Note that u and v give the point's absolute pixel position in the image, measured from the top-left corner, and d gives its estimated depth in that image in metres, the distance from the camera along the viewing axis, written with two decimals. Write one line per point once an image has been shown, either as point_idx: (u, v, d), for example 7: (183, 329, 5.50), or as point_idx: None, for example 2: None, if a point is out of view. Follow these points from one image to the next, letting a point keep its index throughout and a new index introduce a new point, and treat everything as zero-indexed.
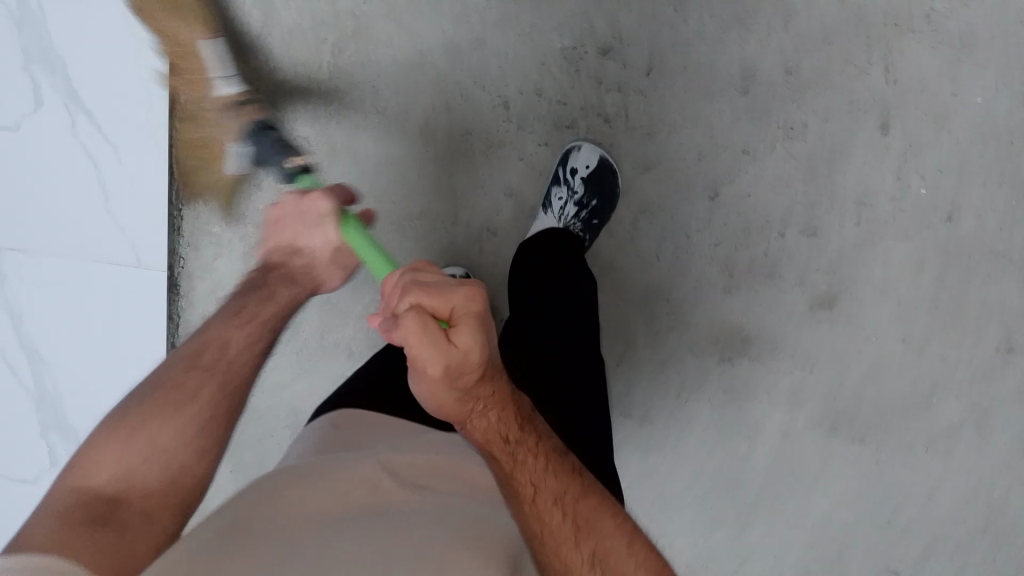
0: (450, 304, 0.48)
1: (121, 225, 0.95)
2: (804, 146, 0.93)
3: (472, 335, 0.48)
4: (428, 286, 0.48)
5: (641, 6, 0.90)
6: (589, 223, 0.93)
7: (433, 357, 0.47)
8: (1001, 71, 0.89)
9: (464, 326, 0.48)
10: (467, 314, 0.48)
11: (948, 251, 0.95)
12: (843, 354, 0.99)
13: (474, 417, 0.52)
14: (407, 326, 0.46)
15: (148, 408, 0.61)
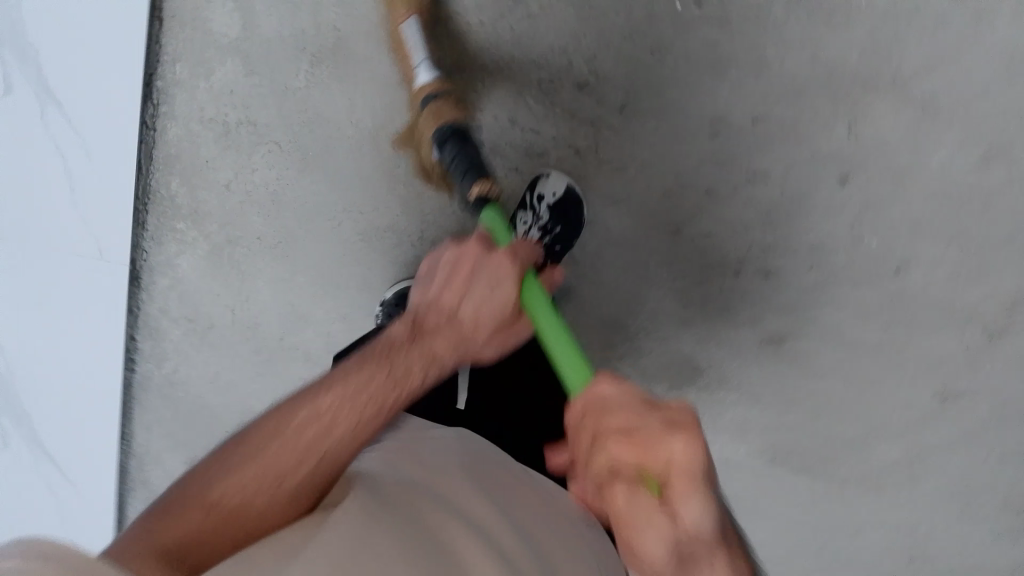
0: (664, 463, 0.47)
1: (84, 221, 0.93)
2: (766, 192, 0.96)
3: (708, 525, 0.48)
4: (631, 439, 0.48)
5: (622, 44, 0.90)
6: (552, 249, 0.94)
7: (649, 528, 0.48)
8: (961, 137, 0.92)
9: (689, 492, 0.47)
10: (687, 473, 0.47)
11: (893, 301, 0.98)
12: (788, 389, 1.03)
13: None
14: (620, 495, 0.48)
15: (322, 413, 0.59)
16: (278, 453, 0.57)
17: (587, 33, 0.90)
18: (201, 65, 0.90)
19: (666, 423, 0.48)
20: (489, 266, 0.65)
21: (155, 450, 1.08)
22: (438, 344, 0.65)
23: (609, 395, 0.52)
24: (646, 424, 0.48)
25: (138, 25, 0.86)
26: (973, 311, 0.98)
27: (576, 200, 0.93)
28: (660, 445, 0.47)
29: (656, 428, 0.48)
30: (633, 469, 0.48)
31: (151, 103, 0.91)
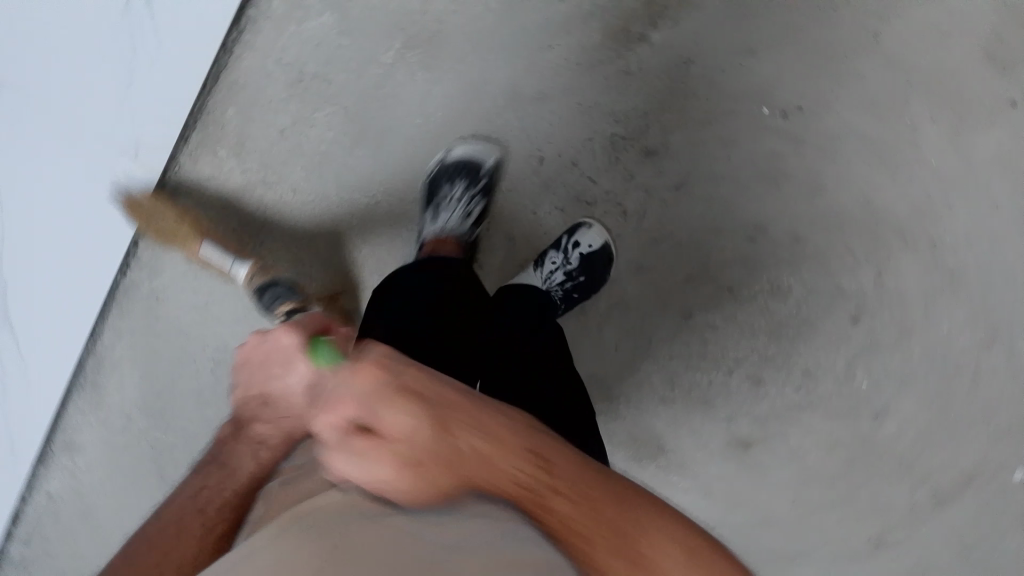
0: (343, 395, 0.50)
1: (132, 120, 0.89)
2: (782, 307, 0.98)
3: (398, 399, 0.49)
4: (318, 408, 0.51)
5: (698, 128, 0.94)
6: (569, 294, 0.96)
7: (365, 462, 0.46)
8: (972, 314, 0.96)
9: (383, 412, 0.48)
10: (359, 392, 0.50)
11: (861, 445, 1.01)
12: (737, 495, 1.05)
13: (481, 470, 0.48)
14: (337, 458, 0.47)
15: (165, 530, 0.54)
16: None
17: (669, 107, 0.93)
18: (297, 10, 0.92)
19: (340, 376, 0.53)
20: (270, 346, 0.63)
21: (116, 357, 1.05)
22: (262, 428, 0.61)
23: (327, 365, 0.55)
24: (325, 397, 0.52)
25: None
26: (929, 474, 1.01)
27: (607, 258, 0.95)
28: (340, 390, 0.51)
29: (334, 384, 0.52)
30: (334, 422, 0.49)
31: (237, 29, 0.93)
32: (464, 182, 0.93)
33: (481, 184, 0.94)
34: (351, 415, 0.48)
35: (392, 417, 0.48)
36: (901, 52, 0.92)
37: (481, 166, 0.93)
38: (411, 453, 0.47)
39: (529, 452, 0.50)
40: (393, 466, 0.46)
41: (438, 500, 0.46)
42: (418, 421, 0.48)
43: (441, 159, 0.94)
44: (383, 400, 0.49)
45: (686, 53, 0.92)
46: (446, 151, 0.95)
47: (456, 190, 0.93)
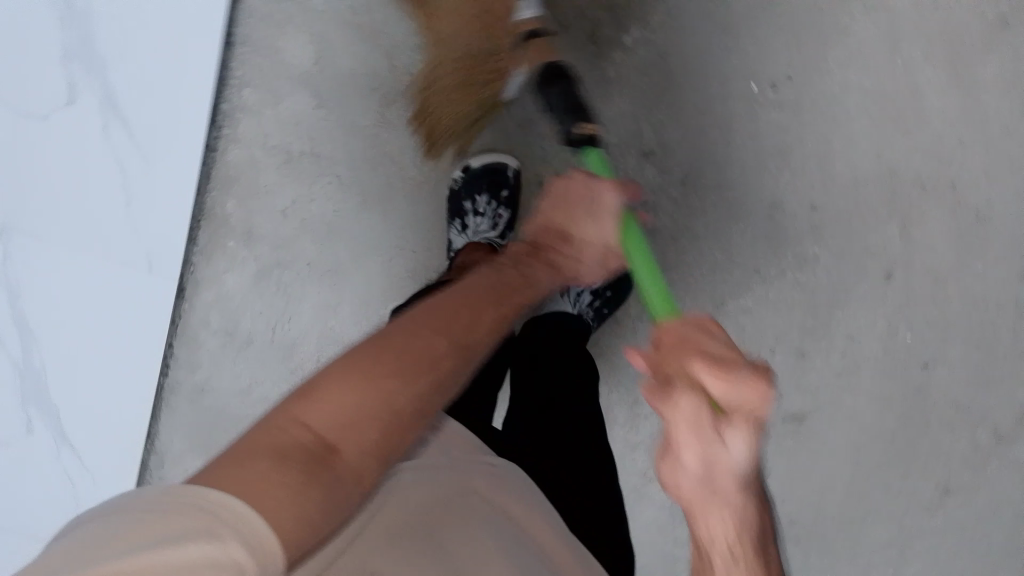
0: (726, 395, 0.47)
1: (141, 235, 0.92)
2: (812, 279, 0.96)
3: (757, 428, 0.47)
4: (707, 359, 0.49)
5: (693, 120, 0.92)
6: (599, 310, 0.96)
7: (685, 429, 0.48)
8: (1005, 249, 0.94)
9: (736, 424, 0.47)
10: (739, 411, 0.47)
11: (914, 395, 1.01)
12: (797, 464, 1.06)
13: (701, 509, 0.48)
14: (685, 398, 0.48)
15: (394, 352, 0.54)
16: (337, 409, 0.49)
17: (658, 107, 0.92)
18: (270, 95, 0.91)
19: (717, 360, 0.48)
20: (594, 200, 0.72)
21: (178, 454, 1.05)
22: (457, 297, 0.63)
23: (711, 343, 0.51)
24: (708, 372, 0.48)
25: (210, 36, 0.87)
26: (988, 413, 1.01)
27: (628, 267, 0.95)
28: (732, 385, 0.47)
29: (716, 355, 0.49)
30: (699, 384, 0.48)
31: (216, 126, 0.92)
32: (490, 192, 0.91)
33: (508, 191, 0.92)
34: (722, 397, 0.47)
35: (739, 438, 0.47)
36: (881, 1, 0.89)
37: (503, 172, 0.91)
38: (710, 466, 0.48)
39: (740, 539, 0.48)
40: (696, 446, 0.48)
41: (687, 481, 0.49)
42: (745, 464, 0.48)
43: (464, 174, 0.92)
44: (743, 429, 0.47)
45: (660, 49, 0.90)
46: (467, 165, 0.92)
47: (485, 201, 0.91)
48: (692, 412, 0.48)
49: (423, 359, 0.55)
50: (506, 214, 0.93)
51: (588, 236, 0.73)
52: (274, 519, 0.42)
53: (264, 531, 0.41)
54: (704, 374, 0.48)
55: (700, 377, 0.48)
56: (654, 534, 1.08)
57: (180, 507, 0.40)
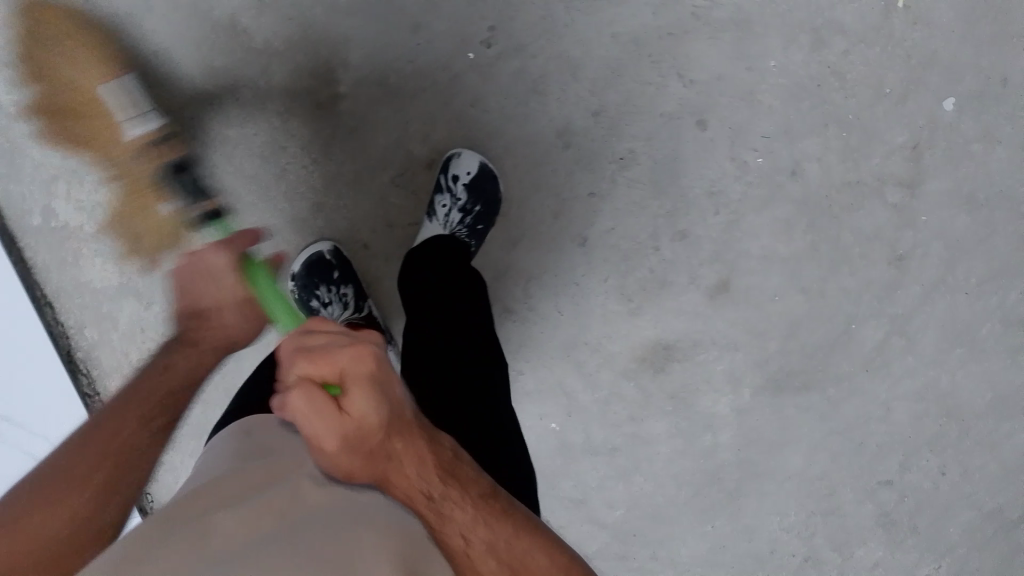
0: (336, 373, 0.51)
1: None
2: (642, 168, 0.97)
3: (371, 387, 0.52)
4: (312, 355, 0.51)
5: (445, 112, 0.93)
6: (475, 228, 0.95)
7: (321, 426, 0.50)
8: (784, 33, 0.94)
9: (353, 394, 0.51)
10: (355, 381, 0.52)
11: (806, 202, 1.00)
12: (754, 322, 1.06)
13: (390, 468, 0.55)
14: (296, 401, 0.50)
15: (89, 442, 0.65)
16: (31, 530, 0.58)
17: (410, 121, 0.93)
18: (105, 320, 0.98)
19: (309, 356, 0.51)
20: (207, 266, 0.74)
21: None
22: (196, 332, 0.75)
23: (320, 331, 0.54)
24: (297, 398, 0.50)
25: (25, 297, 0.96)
26: (881, 172, 1.00)
27: (489, 177, 0.94)
28: (332, 361, 0.51)
29: (317, 378, 0.51)
30: (313, 379, 0.51)
31: (84, 372, 0.99)
32: (324, 281, 0.92)
33: (338, 271, 0.93)
34: (324, 376, 0.51)
35: (357, 400, 0.52)
36: None
37: (322, 258, 0.93)
38: (357, 436, 0.52)
39: (428, 459, 0.57)
40: (338, 442, 0.52)
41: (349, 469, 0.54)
42: (378, 416, 0.53)
43: (296, 281, 0.95)
44: (362, 392, 0.52)
45: (375, 76, 0.92)
46: (294, 274, 0.95)
47: (324, 292, 0.92)
48: (305, 406, 0.50)
49: (106, 447, 0.65)
50: (351, 290, 0.93)
51: (208, 299, 0.75)
52: None
53: None
54: (296, 397, 0.50)
55: (301, 394, 0.50)
56: (685, 455, 1.11)
57: None
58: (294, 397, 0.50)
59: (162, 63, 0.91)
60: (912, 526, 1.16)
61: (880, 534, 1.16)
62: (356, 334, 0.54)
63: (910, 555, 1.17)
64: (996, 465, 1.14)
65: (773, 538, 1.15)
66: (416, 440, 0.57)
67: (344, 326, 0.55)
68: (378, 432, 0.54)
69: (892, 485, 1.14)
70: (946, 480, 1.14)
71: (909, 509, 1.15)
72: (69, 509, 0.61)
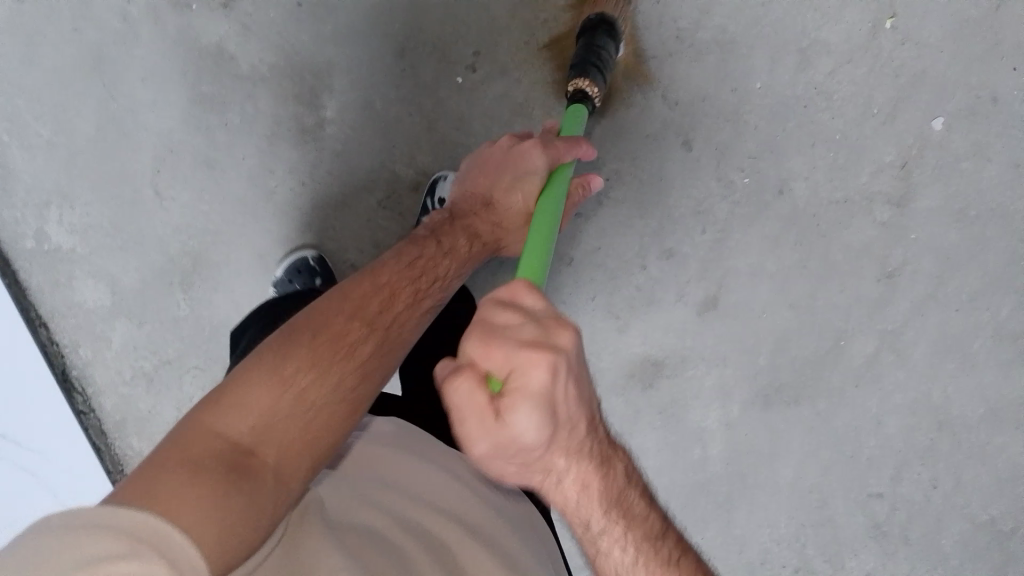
0: (511, 372, 0.49)
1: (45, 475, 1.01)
2: (627, 189, 0.99)
3: (552, 396, 0.49)
4: (493, 338, 0.50)
5: (430, 136, 0.92)
6: None
7: (473, 425, 0.50)
8: (769, 52, 0.94)
9: (517, 403, 0.49)
10: (526, 392, 0.48)
11: (794, 220, 0.99)
12: (741, 337, 1.05)
13: (550, 478, 0.55)
14: (458, 391, 0.50)
15: (320, 339, 0.62)
16: (252, 415, 0.56)
17: (393, 147, 0.93)
18: (99, 340, 1.01)
19: (493, 334, 0.50)
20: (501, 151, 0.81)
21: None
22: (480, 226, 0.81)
23: (522, 298, 0.52)
24: (460, 394, 0.50)
25: (16, 316, 0.99)
26: (870, 190, 0.98)
27: None
28: (512, 360, 0.49)
29: (491, 373, 0.50)
30: (482, 370, 0.50)
31: (79, 390, 1.03)
32: (303, 283, 0.91)
33: (320, 276, 0.92)
34: (500, 372, 0.49)
35: (523, 418, 0.49)
36: None
37: (306, 264, 0.92)
38: (507, 444, 0.51)
39: (604, 492, 0.55)
40: (489, 444, 0.51)
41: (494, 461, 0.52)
42: (538, 435, 0.50)
43: (277, 285, 0.94)
44: (526, 407, 0.49)
45: (362, 101, 0.92)
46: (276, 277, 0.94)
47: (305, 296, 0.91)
48: (465, 398, 0.50)
49: (342, 342, 0.63)
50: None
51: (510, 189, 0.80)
52: (194, 529, 0.47)
53: (187, 553, 0.46)
54: (465, 385, 0.50)
55: (468, 387, 0.49)
56: (674, 467, 1.12)
57: (132, 537, 0.44)
58: (458, 385, 0.50)
59: (152, 90, 0.92)
60: (905, 539, 1.13)
61: (871, 546, 1.13)
62: (550, 327, 0.51)
63: (902, 566, 1.14)
64: (988, 474, 1.09)
65: (765, 549, 1.15)
66: (597, 464, 0.55)
67: (565, 320, 0.51)
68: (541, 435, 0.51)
69: (884, 496, 1.12)
70: (937, 492, 1.11)
71: (900, 521, 1.12)
72: (278, 422, 0.57)
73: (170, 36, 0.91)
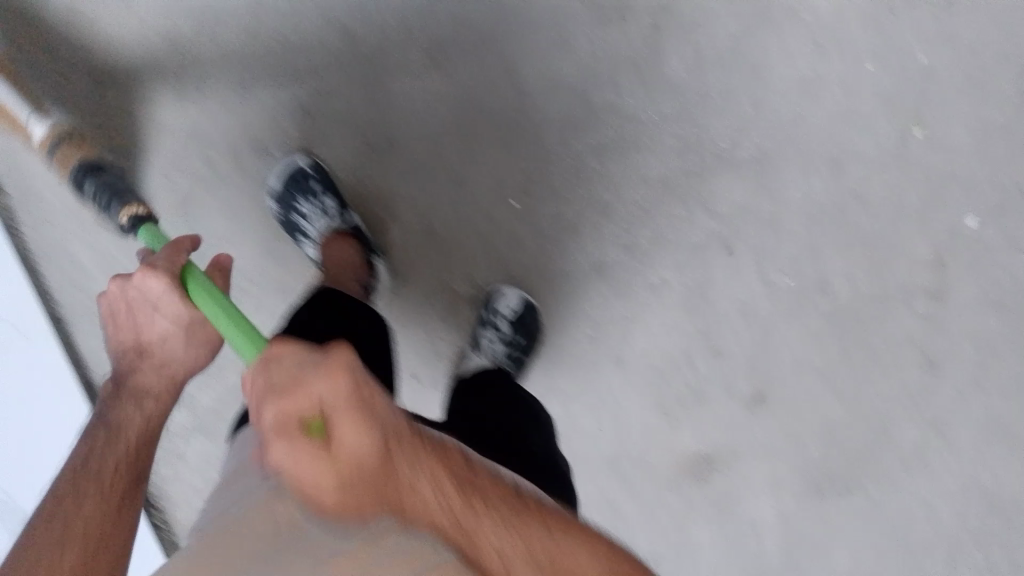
0: (314, 408, 0.41)
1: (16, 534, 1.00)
2: (674, 293, 1.00)
3: (370, 423, 0.41)
4: (284, 393, 0.41)
5: (485, 253, 0.99)
6: (517, 357, 1.00)
7: (305, 472, 0.40)
8: (805, 162, 0.96)
9: (336, 424, 0.40)
10: (340, 439, 0.40)
11: (837, 316, 1.02)
12: (790, 429, 1.07)
13: (462, 529, 0.41)
14: (280, 449, 0.40)
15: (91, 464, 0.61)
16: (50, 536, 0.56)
17: (451, 263, 0.99)
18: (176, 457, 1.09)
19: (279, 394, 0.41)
20: (150, 295, 0.62)
21: None
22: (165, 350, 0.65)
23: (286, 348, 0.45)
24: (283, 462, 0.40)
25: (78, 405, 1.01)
26: (909, 284, 1.01)
27: (532, 309, 0.99)
28: (308, 390, 0.41)
29: (297, 421, 0.40)
30: (288, 418, 0.41)
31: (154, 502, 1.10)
32: (302, 194, 0.93)
33: (318, 182, 0.94)
34: (308, 407, 0.41)
35: (348, 440, 0.40)
36: (545, 70, 0.94)
37: (302, 172, 0.94)
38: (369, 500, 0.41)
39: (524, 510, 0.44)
40: (333, 484, 0.40)
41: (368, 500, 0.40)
42: (378, 464, 0.40)
43: (274, 197, 0.95)
44: (349, 432, 0.40)
45: (425, 224, 0.98)
46: (272, 188, 0.95)
47: (305, 203, 0.93)
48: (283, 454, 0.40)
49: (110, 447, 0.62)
50: (333, 201, 0.94)
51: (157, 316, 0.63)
52: None
53: None
54: (278, 447, 0.40)
55: (279, 439, 0.40)
56: (730, 562, 1.12)
57: None
58: (277, 444, 0.40)
59: (230, 224, 0.98)
60: None
61: None
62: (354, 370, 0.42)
63: None
64: None
65: None
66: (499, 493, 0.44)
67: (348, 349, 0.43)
68: (371, 481, 0.40)
69: None
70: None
71: None
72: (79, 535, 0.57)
73: (242, 176, 0.97)
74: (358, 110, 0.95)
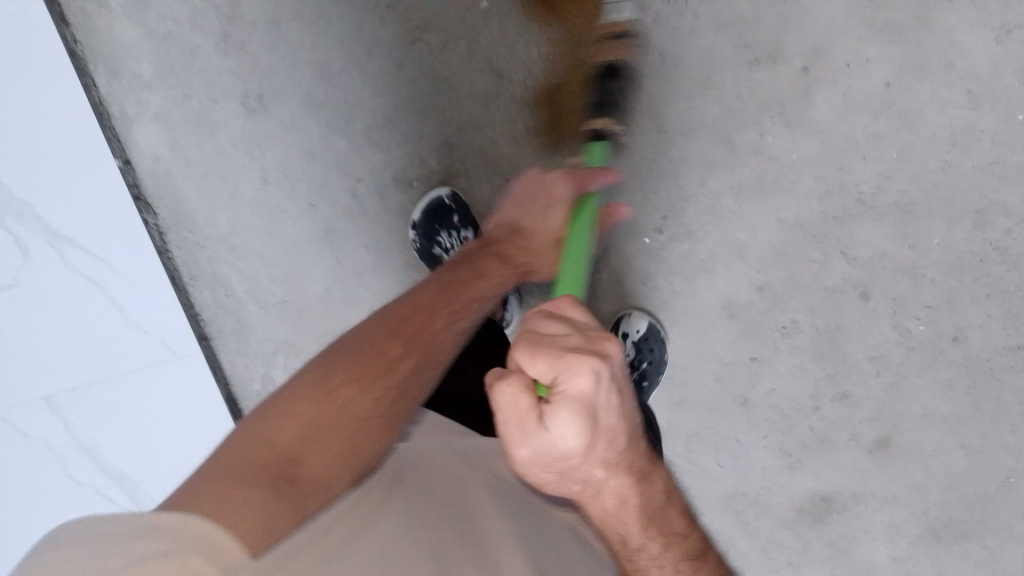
0: (558, 383, 0.52)
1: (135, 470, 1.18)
2: (805, 336, 1.00)
3: (581, 413, 0.51)
4: (537, 352, 0.52)
5: (617, 288, 1.05)
6: (640, 385, 1.01)
7: (512, 430, 0.52)
8: (949, 210, 0.93)
9: (561, 410, 0.51)
10: (564, 406, 0.51)
11: (969, 367, 0.97)
12: (903, 471, 1.03)
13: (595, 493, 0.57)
14: (505, 390, 0.52)
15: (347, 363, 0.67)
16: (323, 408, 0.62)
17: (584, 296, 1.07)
18: None
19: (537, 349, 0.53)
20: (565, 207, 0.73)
21: None
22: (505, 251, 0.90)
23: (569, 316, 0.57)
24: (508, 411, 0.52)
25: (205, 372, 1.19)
26: None
27: (659, 335, 1.02)
28: (559, 368, 0.51)
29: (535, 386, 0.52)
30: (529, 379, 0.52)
31: None
32: (444, 226, 1.01)
33: (458, 215, 1.01)
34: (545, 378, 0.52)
35: (563, 425, 0.51)
36: (689, 116, 0.96)
37: (444, 205, 1.01)
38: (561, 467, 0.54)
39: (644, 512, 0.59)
40: (528, 449, 0.52)
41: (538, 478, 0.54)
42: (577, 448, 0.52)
43: (417, 230, 1.03)
44: (563, 423, 0.51)
45: None
46: (415, 222, 1.03)
47: (446, 235, 1.01)
48: (506, 397, 0.52)
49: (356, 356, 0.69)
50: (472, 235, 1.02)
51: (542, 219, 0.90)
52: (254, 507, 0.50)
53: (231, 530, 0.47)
54: (505, 391, 0.52)
55: (510, 389, 0.52)
56: None
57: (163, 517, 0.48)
58: (504, 387, 0.52)
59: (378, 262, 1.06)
60: None
61: None
62: (601, 351, 0.54)
63: None
64: None
65: None
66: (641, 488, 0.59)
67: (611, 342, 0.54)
68: (562, 462, 0.53)
69: None
70: None
71: None
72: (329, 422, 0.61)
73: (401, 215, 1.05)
74: (505, 153, 1.01)
